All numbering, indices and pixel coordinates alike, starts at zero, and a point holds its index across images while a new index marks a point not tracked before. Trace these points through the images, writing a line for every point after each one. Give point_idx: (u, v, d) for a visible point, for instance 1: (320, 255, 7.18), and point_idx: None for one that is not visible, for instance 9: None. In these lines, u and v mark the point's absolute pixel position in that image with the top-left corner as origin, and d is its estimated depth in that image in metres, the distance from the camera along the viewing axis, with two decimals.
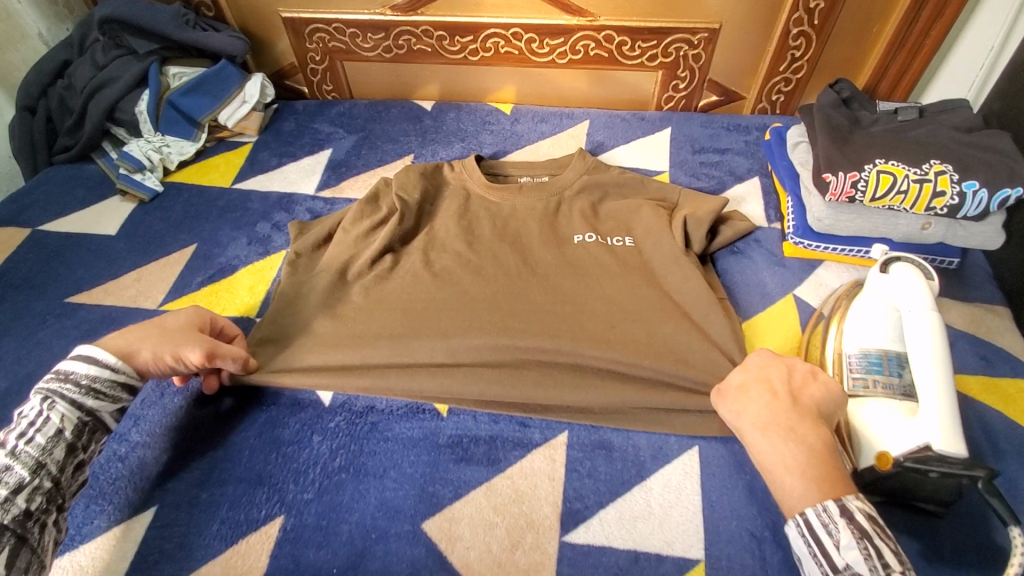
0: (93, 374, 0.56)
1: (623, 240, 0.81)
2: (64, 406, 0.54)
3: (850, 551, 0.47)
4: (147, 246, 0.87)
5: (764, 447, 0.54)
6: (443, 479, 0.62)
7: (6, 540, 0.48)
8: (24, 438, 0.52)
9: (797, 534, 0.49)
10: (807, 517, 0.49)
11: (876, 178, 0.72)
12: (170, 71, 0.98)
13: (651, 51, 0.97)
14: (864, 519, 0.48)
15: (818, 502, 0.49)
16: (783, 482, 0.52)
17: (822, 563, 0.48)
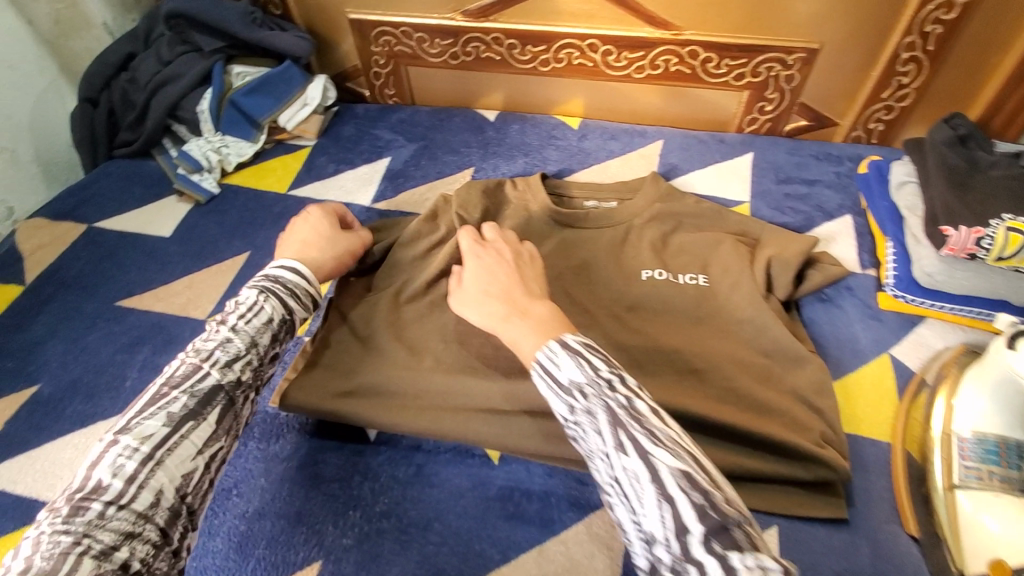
0: (291, 280, 0.60)
1: (697, 279, 0.73)
2: (275, 301, 0.57)
3: (568, 368, 0.47)
4: (200, 250, 0.85)
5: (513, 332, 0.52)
6: (491, 537, 0.57)
7: (218, 401, 0.51)
8: (242, 319, 0.55)
9: (540, 379, 0.48)
10: (540, 359, 0.48)
11: (1006, 236, 0.63)
12: (234, 70, 0.97)
13: (738, 69, 0.89)
14: (578, 343, 0.48)
15: (544, 345, 0.49)
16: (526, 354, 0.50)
17: (559, 395, 0.47)
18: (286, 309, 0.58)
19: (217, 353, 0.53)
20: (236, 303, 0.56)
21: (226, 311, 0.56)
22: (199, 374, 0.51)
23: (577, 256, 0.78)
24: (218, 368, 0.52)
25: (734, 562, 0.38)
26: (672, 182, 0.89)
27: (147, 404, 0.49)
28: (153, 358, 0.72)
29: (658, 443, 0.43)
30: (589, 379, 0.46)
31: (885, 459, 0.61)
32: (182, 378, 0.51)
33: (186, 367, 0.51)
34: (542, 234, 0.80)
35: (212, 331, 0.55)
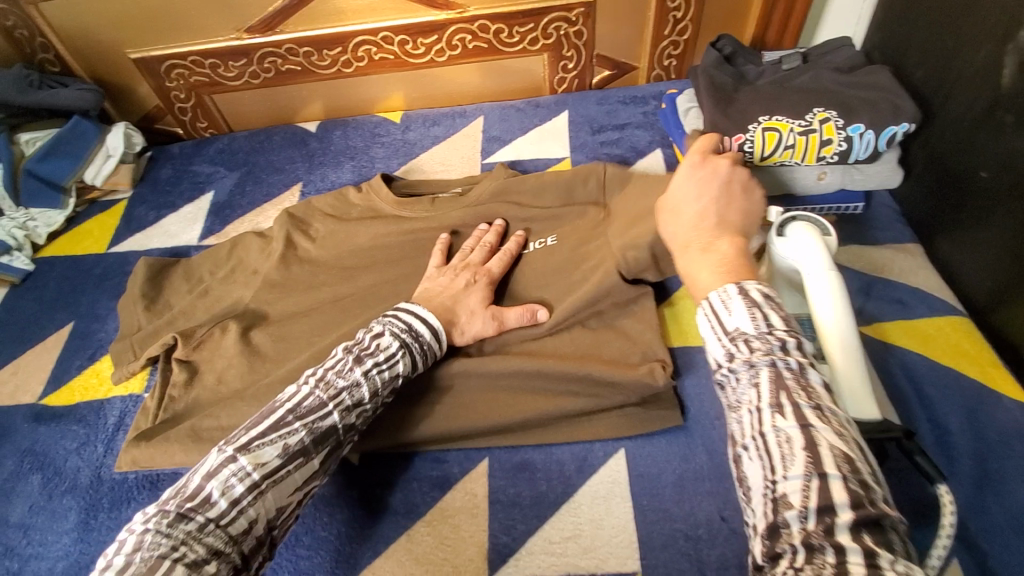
0: (427, 333, 0.60)
1: (545, 241, 0.75)
2: (407, 356, 0.57)
3: (743, 316, 0.43)
4: (21, 333, 0.80)
5: (682, 263, 0.51)
6: (359, 536, 0.58)
7: (330, 443, 0.51)
8: (377, 366, 0.55)
9: (702, 316, 0.45)
10: (710, 298, 0.46)
11: (762, 136, 0.69)
12: (22, 138, 0.90)
13: (530, 34, 0.93)
14: (759, 294, 0.45)
15: (721, 287, 0.46)
16: (697, 287, 0.49)
17: (719, 335, 0.44)
18: (412, 367, 0.59)
19: (344, 396, 0.53)
20: (375, 344, 0.56)
21: (362, 342, 0.56)
22: (325, 410, 0.51)
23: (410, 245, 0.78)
24: (341, 410, 0.52)
25: (877, 558, 0.33)
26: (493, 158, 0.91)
27: (268, 428, 0.49)
28: None
29: (816, 414, 0.39)
30: (759, 332, 0.42)
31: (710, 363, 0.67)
32: (309, 410, 0.51)
33: (316, 398, 0.52)
34: (372, 233, 0.80)
35: (342, 367, 0.54)
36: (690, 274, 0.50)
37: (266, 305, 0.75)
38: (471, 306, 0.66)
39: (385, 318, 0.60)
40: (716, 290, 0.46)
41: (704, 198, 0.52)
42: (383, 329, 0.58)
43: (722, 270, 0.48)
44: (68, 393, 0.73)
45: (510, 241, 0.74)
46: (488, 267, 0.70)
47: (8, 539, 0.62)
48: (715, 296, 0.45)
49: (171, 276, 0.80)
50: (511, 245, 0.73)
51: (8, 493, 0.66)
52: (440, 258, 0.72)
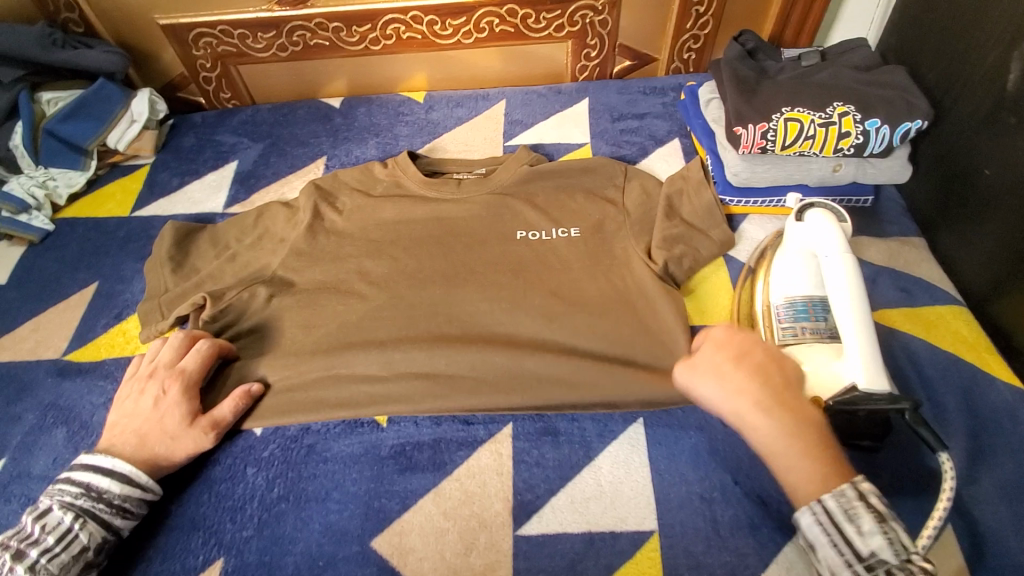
0: (119, 490, 0.56)
1: (568, 232, 0.77)
2: (93, 526, 0.54)
3: (877, 539, 0.44)
4: (42, 291, 0.80)
5: (759, 437, 0.50)
6: (389, 492, 0.60)
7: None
8: (47, 554, 0.51)
9: (818, 524, 0.46)
10: (827, 504, 0.46)
11: (784, 126, 0.73)
12: (43, 97, 0.90)
13: (557, 21, 0.95)
14: (880, 503, 0.45)
15: (835, 490, 0.46)
16: (794, 485, 0.48)
17: (847, 556, 0.45)
18: (104, 528, 0.55)
19: None
20: (39, 528, 0.52)
21: (24, 529, 0.53)
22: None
23: (436, 221, 0.80)
24: None
25: None
26: (516, 141, 0.93)
27: None
28: (9, 409, 0.69)
29: None
30: (901, 564, 0.43)
31: None
32: None
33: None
34: (398, 208, 0.81)
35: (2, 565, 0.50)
36: (778, 451, 0.49)
37: (292, 273, 0.76)
38: (174, 420, 0.60)
39: (58, 487, 0.55)
40: (833, 496, 0.46)
41: (757, 368, 0.54)
42: (50, 504, 0.54)
43: (812, 451, 0.49)
44: (93, 350, 0.74)
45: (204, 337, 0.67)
46: (180, 367, 0.63)
47: (31, 490, 0.63)
48: (835, 508, 0.45)
49: (198, 241, 0.81)
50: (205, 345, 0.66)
51: (31, 446, 0.66)
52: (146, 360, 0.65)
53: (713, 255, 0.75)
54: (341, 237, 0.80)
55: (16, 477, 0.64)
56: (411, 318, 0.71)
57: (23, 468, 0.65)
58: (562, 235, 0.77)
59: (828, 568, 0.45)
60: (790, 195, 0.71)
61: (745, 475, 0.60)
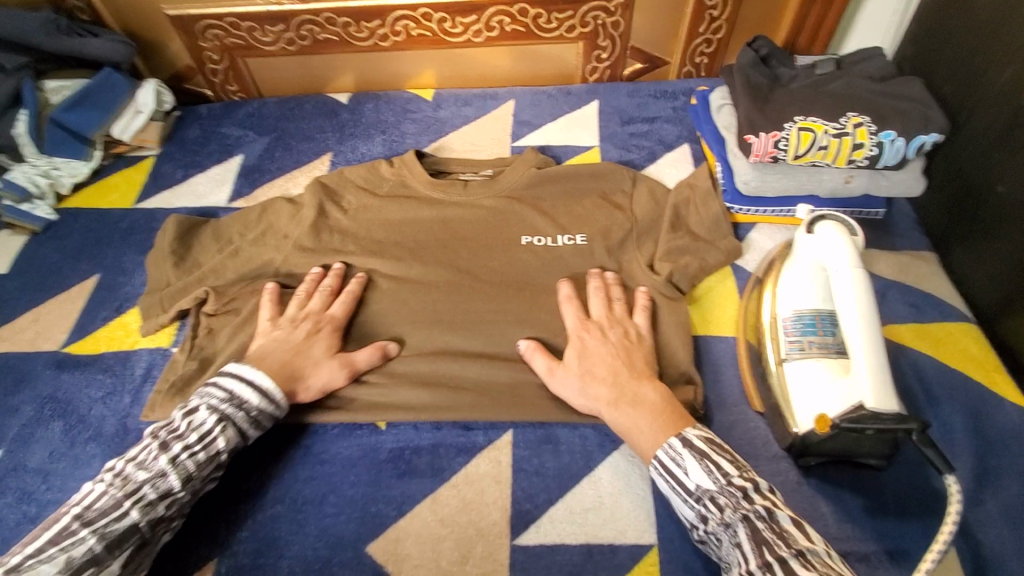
0: (251, 401, 0.59)
1: (575, 239, 0.76)
2: (230, 433, 0.57)
3: (698, 476, 0.53)
4: (43, 281, 0.80)
5: (623, 418, 0.59)
6: (386, 496, 0.60)
7: (131, 541, 0.51)
8: (188, 451, 0.55)
9: (661, 472, 0.55)
10: (660, 458, 0.55)
11: (797, 136, 0.73)
12: (48, 85, 0.90)
13: (568, 21, 0.94)
14: (701, 442, 0.55)
15: (665, 443, 0.56)
16: (640, 444, 0.57)
17: (685, 497, 0.53)
18: (239, 435, 0.58)
19: (145, 489, 0.52)
20: (186, 424, 0.56)
21: (174, 424, 0.56)
22: (120, 511, 0.51)
23: (441, 223, 0.80)
24: (142, 505, 0.52)
25: None
26: (523, 141, 0.92)
27: (47, 542, 0.49)
28: (7, 400, 0.69)
29: (800, 563, 0.45)
30: (720, 488, 0.52)
31: (733, 353, 0.69)
32: (99, 514, 0.51)
33: (110, 498, 0.51)
34: (403, 208, 0.81)
35: (146, 457, 0.54)
36: (634, 425, 0.58)
37: (296, 270, 0.76)
38: (315, 356, 0.65)
39: (206, 390, 0.59)
40: (663, 448, 0.55)
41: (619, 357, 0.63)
42: (199, 404, 0.58)
43: (658, 415, 0.58)
44: (93, 343, 0.73)
45: (351, 283, 0.73)
46: (329, 313, 0.69)
47: (26, 483, 0.63)
48: (666, 457, 0.55)
49: (202, 235, 0.80)
50: (352, 287, 0.72)
51: (27, 439, 0.66)
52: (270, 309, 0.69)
53: (720, 264, 0.74)
54: (345, 236, 0.79)
55: (12, 470, 0.64)
56: (412, 321, 0.71)
57: (18, 461, 0.64)
58: (568, 242, 0.76)
59: (679, 508, 0.54)
60: (801, 206, 0.69)
61: None
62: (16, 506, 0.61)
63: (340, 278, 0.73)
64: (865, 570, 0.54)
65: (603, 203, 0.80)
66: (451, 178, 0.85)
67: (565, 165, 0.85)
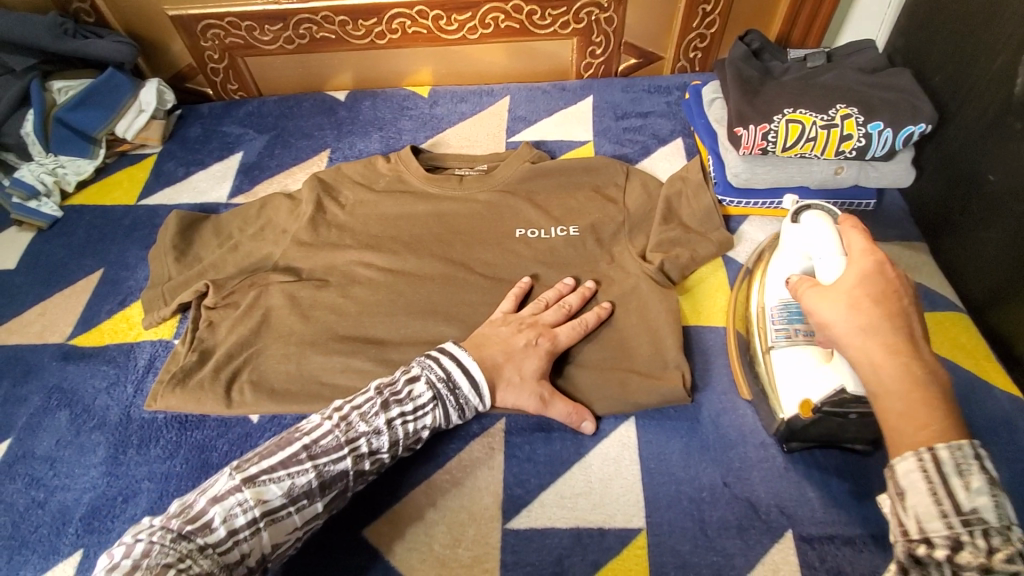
0: (471, 389, 0.60)
1: (568, 231, 0.77)
2: (439, 411, 0.59)
3: (985, 501, 0.38)
4: (49, 276, 0.82)
5: (885, 378, 0.43)
6: (380, 482, 0.61)
7: (336, 487, 0.54)
8: (403, 417, 0.58)
9: (918, 470, 0.39)
10: (936, 453, 0.39)
11: (785, 128, 0.73)
12: (54, 86, 0.92)
13: (562, 18, 0.95)
14: (998, 471, 0.39)
15: (954, 442, 0.39)
16: (902, 424, 0.41)
17: (940, 515, 0.39)
18: (445, 417, 0.60)
19: (362, 442, 0.56)
20: (407, 391, 0.58)
21: (396, 386, 0.59)
22: (339, 454, 0.54)
23: (437, 217, 0.81)
24: (355, 456, 0.55)
25: None
26: (518, 137, 0.93)
27: (279, 463, 0.53)
28: (14, 391, 0.71)
29: None
30: (1002, 528, 0.37)
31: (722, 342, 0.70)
32: (323, 452, 0.54)
33: (335, 439, 0.55)
34: (399, 202, 0.82)
35: (370, 410, 0.57)
36: (897, 396, 0.42)
37: (295, 264, 0.78)
38: (523, 372, 0.62)
39: (427, 360, 0.60)
40: (946, 446, 0.39)
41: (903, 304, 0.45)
42: (421, 374, 0.59)
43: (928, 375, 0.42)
44: (97, 335, 0.75)
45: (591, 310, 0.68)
46: (555, 330, 0.66)
47: (35, 469, 0.65)
48: (948, 460, 0.39)
49: (203, 230, 0.82)
50: (591, 313, 0.68)
51: (35, 427, 0.68)
52: (511, 304, 0.69)
53: (711, 255, 0.75)
54: (343, 230, 0.80)
55: (20, 457, 0.66)
56: (407, 313, 0.72)
57: (26, 448, 0.66)
58: (561, 234, 0.77)
59: (912, 513, 0.40)
60: (788, 198, 0.70)
61: (734, 476, 0.60)
62: (25, 491, 0.63)
63: (583, 299, 0.69)
64: (853, 553, 0.55)
65: (595, 197, 0.81)
66: (447, 173, 0.86)
67: (559, 159, 0.86)
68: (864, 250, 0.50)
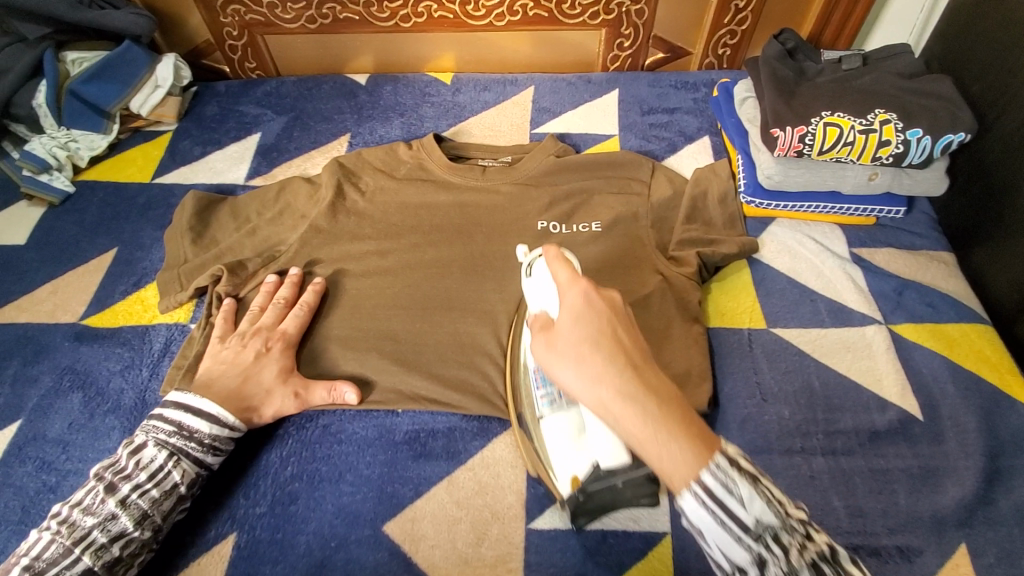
0: (211, 432, 0.58)
1: (591, 228, 0.77)
2: (187, 463, 0.57)
3: (760, 506, 0.36)
4: (62, 253, 0.80)
5: (623, 422, 0.37)
6: (402, 477, 0.61)
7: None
8: (139, 490, 0.54)
9: (701, 513, 0.36)
10: (703, 483, 0.36)
11: (823, 131, 0.73)
12: (68, 57, 0.89)
13: (593, 8, 0.93)
14: (748, 463, 0.37)
15: (709, 463, 0.36)
16: (662, 462, 0.37)
17: (736, 538, 0.36)
18: (198, 464, 0.58)
19: (96, 532, 0.52)
20: (133, 464, 0.56)
21: (120, 464, 0.56)
22: (71, 557, 0.51)
23: (457, 209, 0.79)
24: (94, 549, 0.51)
25: None
26: (544, 129, 0.92)
27: None
28: (26, 371, 0.69)
29: None
30: (783, 524, 0.36)
31: (749, 341, 0.70)
32: (49, 563, 0.50)
33: (59, 546, 0.51)
34: (420, 191, 0.80)
35: (93, 501, 0.53)
36: (640, 431, 0.37)
37: (312, 250, 0.76)
38: None
39: (151, 424, 0.59)
40: (710, 471, 0.36)
41: (599, 321, 0.40)
42: (145, 441, 0.57)
43: (682, 433, 0.36)
44: (111, 316, 0.74)
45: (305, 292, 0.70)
46: (281, 329, 0.67)
47: (46, 453, 0.63)
48: (714, 484, 0.36)
49: (219, 213, 0.80)
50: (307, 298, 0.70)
51: (46, 409, 0.66)
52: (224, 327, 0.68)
53: (737, 254, 0.75)
54: (363, 217, 0.79)
55: (31, 440, 0.64)
56: (432, 304, 0.71)
57: (38, 431, 0.65)
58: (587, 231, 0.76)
59: (720, 548, 0.37)
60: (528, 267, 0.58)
61: None
62: (36, 476, 0.62)
63: (294, 288, 0.71)
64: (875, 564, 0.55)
65: (617, 193, 0.80)
66: (470, 163, 0.84)
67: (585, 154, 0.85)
68: (571, 285, 0.42)
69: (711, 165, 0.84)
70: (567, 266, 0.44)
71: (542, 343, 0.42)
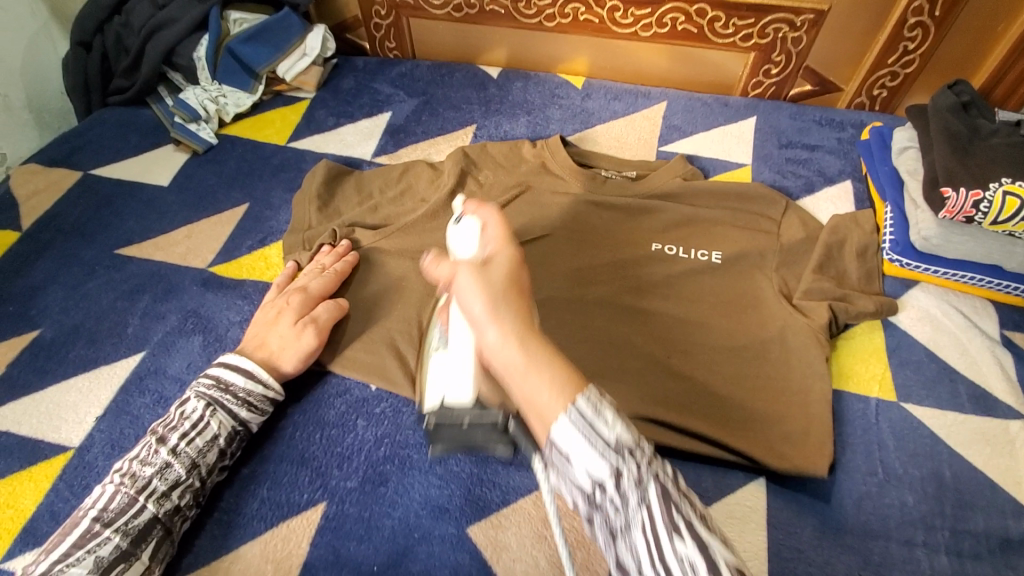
0: (249, 388, 0.61)
1: (710, 256, 0.73)
2: (224, 415, 0.59)
3: (621, 427, 0.40)
4: (199, 201, 0.84)
5: (514, 359, 0.43)
6: (490, 482, 0.60)
7: (154, 535, 0.53)
8: (186, 440, 0.57)
9: (572, 429, 0.39)
10: (581, 408, 0.40)
11: (1002, 200, 0.65)
12: (231, 16, 0.94)
13: (746, 30, 0.89)
14: (605, 410, 0.41)
15: (579, 394, 0.41)
16: (539, 402, 0.42)
17: (595, 451, 0.39)
18: (233, 416, 0.60)
19: (155, 482, 0.54)
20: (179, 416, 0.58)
21: (169, 419, 0.58)
22: (134, 507, 0.53)
23: (570, 216, 0.77)
24: (155, 498, 0.54)
25: None
26: (672, 147, 0.88)
27: (74, 546, 0.51)
28: (155, 306, 0.74)
29: (703, 522, 0.38)
30: (636, 442, 0.40)
31: (874, 413, 0.64)
32: (116, 514, 0.52)
33: (122, 497, 0.53)
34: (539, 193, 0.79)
35: (148, 454, 0.56)
36: (536, 400, 0.42)
37: (426, 234, 0.76)
38: None
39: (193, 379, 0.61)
40: (584, 398, 0.41)
41: (519, 277, 0.49)
42: (190, 395, 0.60)
43: (558, 377, 0.42)
44: (237, 268, 0.77)
45: (339, 261, 0.72)
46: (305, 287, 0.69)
47: (163, 388, 0.66)
48: (584, 410, 0.40)
49: (345, 185, 0.83)
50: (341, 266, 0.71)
51: (169, 346, 0.70)
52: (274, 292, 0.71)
53: (869, 312, 0.70)
54: None
55: (152, 373, 0.68)
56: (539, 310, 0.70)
57: (159, 365, 0.68)
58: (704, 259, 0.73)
59: (584, 470, 0.39)
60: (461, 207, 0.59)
61: (871, 571, 0.54)
62: (152, 408, 0.65)
63: (336, 257, 0.73)
64: None
65: (745, 226, 0.76)
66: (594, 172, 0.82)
67: (712, 181, 0.82)
68: (500, 233, 0.52)
69: (854, 214, 0.78)
70: (500, 229, 0.53)
71: (470, 273, 0.48)
